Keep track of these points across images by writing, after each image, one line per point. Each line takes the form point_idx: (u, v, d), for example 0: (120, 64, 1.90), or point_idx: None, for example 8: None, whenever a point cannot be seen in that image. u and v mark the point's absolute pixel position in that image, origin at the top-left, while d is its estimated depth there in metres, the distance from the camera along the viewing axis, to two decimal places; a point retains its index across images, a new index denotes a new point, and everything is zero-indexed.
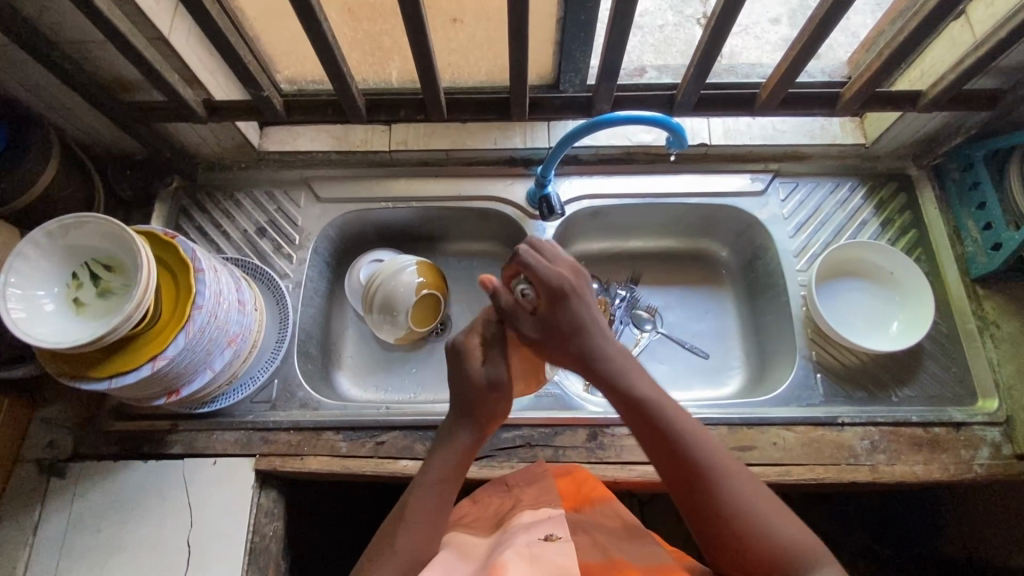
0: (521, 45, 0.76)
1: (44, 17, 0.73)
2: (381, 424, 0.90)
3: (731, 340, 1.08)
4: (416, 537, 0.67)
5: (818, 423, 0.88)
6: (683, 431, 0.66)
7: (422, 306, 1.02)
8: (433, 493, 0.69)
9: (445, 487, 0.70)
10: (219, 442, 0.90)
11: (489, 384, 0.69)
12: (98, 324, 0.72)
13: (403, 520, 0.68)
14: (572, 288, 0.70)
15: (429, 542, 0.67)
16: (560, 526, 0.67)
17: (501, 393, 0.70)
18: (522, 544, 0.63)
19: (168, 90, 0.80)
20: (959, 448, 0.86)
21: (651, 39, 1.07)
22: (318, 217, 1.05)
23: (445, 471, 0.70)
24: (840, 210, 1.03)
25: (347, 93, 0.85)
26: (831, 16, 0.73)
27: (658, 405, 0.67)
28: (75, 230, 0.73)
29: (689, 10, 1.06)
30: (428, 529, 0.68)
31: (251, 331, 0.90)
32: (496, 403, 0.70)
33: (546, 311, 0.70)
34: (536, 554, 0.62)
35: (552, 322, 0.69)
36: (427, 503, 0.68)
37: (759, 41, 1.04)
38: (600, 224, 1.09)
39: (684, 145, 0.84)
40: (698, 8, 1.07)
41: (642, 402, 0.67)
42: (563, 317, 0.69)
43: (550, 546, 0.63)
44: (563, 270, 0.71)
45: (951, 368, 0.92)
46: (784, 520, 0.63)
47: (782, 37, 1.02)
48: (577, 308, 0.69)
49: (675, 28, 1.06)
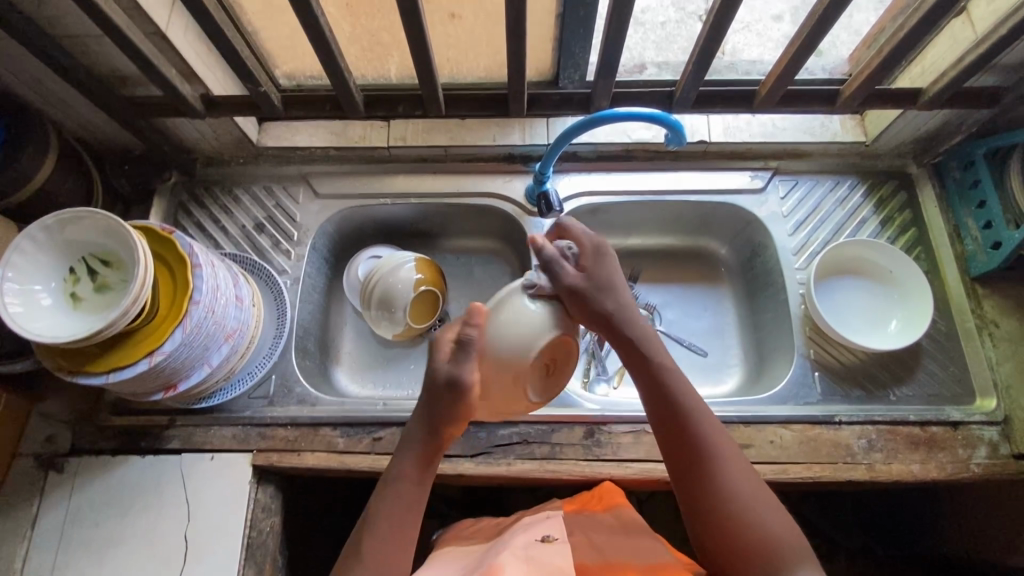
0: (520, 41, 0.76)
1: (41, 12, 0.73)
2: (379, 420, 0.90)
3: (729, 338, 1.08)
4: (386, 539, 0.66)
5: (816, 421, 0.88)
6: (689, 408, 0.68)
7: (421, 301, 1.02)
8: (400, 493, 0.68)
9: (414, 483, 0.69)
10: (217, 437, 0.90)
11: (447, 383, 0.66)
12: (95, 318, 0.72)
13: (371, 522, 0.67)
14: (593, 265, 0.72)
15: (397, 549, 0.66)
16: (558, 529, 0.69)
17: (463, 395, 0.66)
18: (520, 546, 0.66)
19: (166, 85, 0.80)
20: (957, 447, 0.86)
21: (653, 36, 1.06)
22: (317, 213, 1.05)
23: (412, 468, 0.69)
24: (840, 208, 1.02)
25: (345, 88, 0.84)
26: (830, 13, 0.72)
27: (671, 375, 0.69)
28: (73, 225, 0.73)
29: (691, 6, 1.05)
30: (396, 534, 0.66)
31: (249, 327, 0.90)
32: (456, 404, 0.67)
33: (590, 265, 0.72)
34: (532, 553, 0.64)
35: (595, 279, 0.71)
36: (394, 505, 0.67)
37: (762, 38, 1.03)
38: (600, 222, 1.09)
39: (683, 141, 0.84)
40: (701, 4, 1.06)
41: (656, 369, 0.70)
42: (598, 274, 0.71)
43: (545, 545, 0.65)
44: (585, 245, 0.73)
45: (949, 366, 0.92)
46: (772, 509, 0.63)
47: (784, 34, 1.01)
48: (601, 280, 0.71)
49: (678, 25, 1.05)
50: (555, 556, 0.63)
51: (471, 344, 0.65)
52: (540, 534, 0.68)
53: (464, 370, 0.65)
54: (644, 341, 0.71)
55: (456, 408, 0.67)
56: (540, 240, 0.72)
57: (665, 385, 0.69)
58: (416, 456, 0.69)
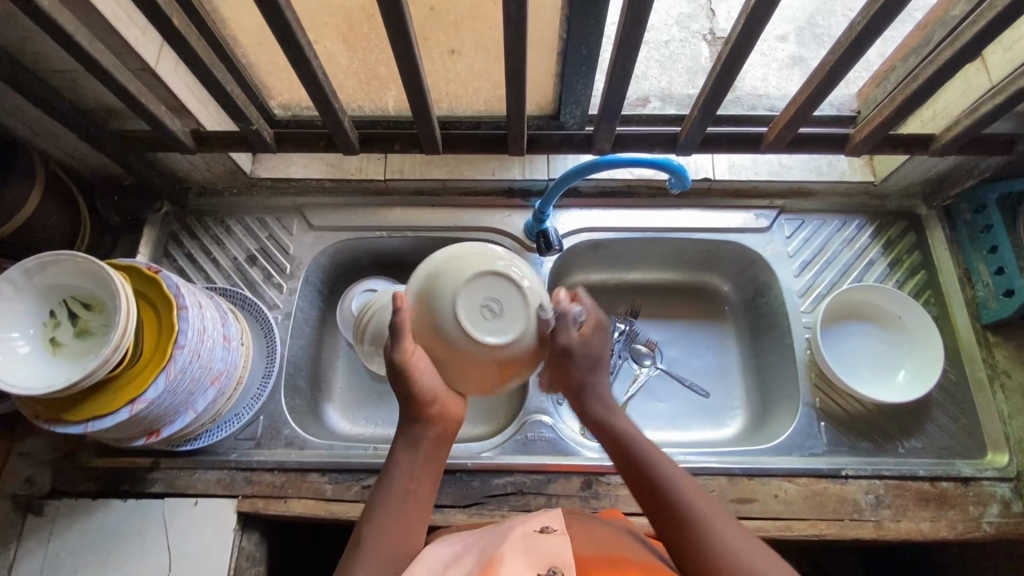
0: (519, 84, 0.73)
1: (25, 49, 0.70)
2: (369, 467, 0.87)
3: (732, 378, 1.05)
4: (396, 530, 0.61)
5: (821, 475, 0.85)
6: (657, 467, 0.63)
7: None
8: (405, 487, 0.63)
9: (416, 474, 0.64)
10: (201, 481, 0.87)
11: (391, 365, 0.62)
12: (76, 367, 0.70)
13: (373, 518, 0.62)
14: (593, 334, 0.66)
15: (404, 538, 0.61)
16: (557, 519, 0.62)
17: (410, 373, 0.62)
18: (518, 538, 0.59)
19: (154, 122, 0.77)
20: (968, 504, 0.83)
21: (657, 55, 1.09)
22: (310, 246, 1.02)
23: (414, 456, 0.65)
24: (847, 249, 1.00)
25: (340, 127, 0.82)
26: (833, 76, 0.69)
27: (633, 436, 0.65)
28: (53, 267, 0.71)
29: (694, 26, 1.10)
30: (402, 525, 0.61)
31: (236, 368, 0.87)
32: (407, 381, 0.62)
33: (590, 333, 0.66)
34: (530, 543, 0.58)
35: (585, 349, 0.65)
36: (395, 492, 0.63)
37: (767, 58, 1.04)
38: (600, 257, 1.07)
39: (686, 185, 0.82)
40: (704, 24, 1.11)
41: (619, 438, 0.66)
42: (597, 345, 0.66)
43: (546, 536, 0.58)
44: (591, 316, 0.66)
45: (959, 419, 0.89)
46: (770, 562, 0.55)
47: (789, 54, 1.04)
48: (592, 353, 0.66)
49: (681, 44, 1.10)
50: (552, 544, 0.56)
51: (402, 326, 0.60)
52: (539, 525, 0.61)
53: (397, 348, 0.61)
54: (615, 418, 0.66)
55: (410, 386, 0.62)
56: (562, 295, 0.65)
57: (634, 458, 0.64)
58: (416, 440, 0.66)
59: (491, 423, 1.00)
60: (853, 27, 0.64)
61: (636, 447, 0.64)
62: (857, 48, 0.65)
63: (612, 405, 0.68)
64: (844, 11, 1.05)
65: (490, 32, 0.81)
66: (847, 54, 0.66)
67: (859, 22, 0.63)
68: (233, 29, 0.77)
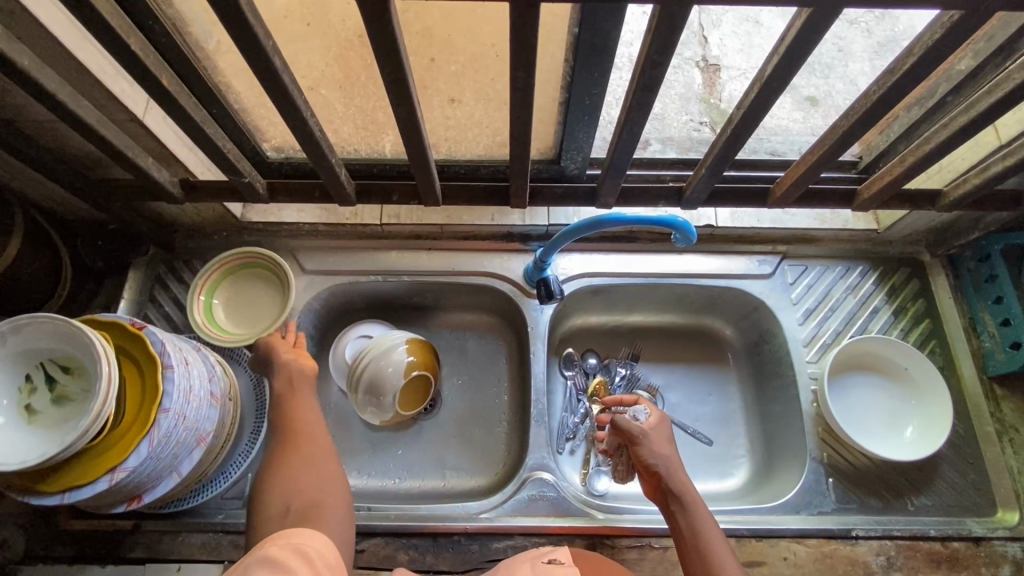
0: (523, 140, 0.71)
1: (4, 102, 0.67)
2: (361, 530, 0.83)
3: (736, 426, 1.02)
4: (334, 510, 0.67)
5: (831, 536, 0.83)
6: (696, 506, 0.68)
7: (250, 296, 0.94)
8: (312, 492, 0.67)
9: (316, 466, 0.70)
10: (185, 546, 0.83)
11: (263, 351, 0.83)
12: (52, 437, 0.66)
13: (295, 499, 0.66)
14: (655, 425, 0.76)
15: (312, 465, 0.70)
16: (565, 552, 0.63)
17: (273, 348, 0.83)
18: (527, 567, 0.61)
19: (141, 174, 0.74)
20: (980, 565, 0.81)
21: None
22: (303, 290, 0.98)
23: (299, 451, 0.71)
24: (850, 296, 0.98)
25: (337, 179, 0.79)
26: (844, 140, 0.67)
27: (678, 475, 0.71)
28: (29, 330, 0.67)
29: (687, 53, 1.11)
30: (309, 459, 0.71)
31: (223, 426, 0.83)
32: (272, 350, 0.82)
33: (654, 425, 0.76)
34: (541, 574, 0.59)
35: (653, 431, 0.75)
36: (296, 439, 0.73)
37: None
38: (600, 301, 1.04)
39: (690, 241, 0.79)
40: (697, 50, 1.11)
41: (669, 474, 0.71)
42: (657, 432, 0.75)
43: (555, 567, 0.60)
44: (648, 419, 0.76)
45: (969, 475, 0.88)
46: None
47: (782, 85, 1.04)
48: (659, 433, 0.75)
49: (674, 72, 1.10)
50: None
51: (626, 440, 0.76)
52: (547, 557, 0.62)
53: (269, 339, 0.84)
54: (670, 461, 0.72)
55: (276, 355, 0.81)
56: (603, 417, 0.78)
57: (676, 491, 0.69)
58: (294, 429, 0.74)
59: (489, 474, 0.97)
60: (869, 94, 0.62)
61: (680, 486, 0.70)
62: (871, 115, 0.63)
63: (671, 451, 0.73)
64: (835, 39, 1.03)
65: (491, 83, 0.79)
66: (861, 121, 0.64)
67: (876, 90, 0.61)
68: (226, 77, 0.75)
